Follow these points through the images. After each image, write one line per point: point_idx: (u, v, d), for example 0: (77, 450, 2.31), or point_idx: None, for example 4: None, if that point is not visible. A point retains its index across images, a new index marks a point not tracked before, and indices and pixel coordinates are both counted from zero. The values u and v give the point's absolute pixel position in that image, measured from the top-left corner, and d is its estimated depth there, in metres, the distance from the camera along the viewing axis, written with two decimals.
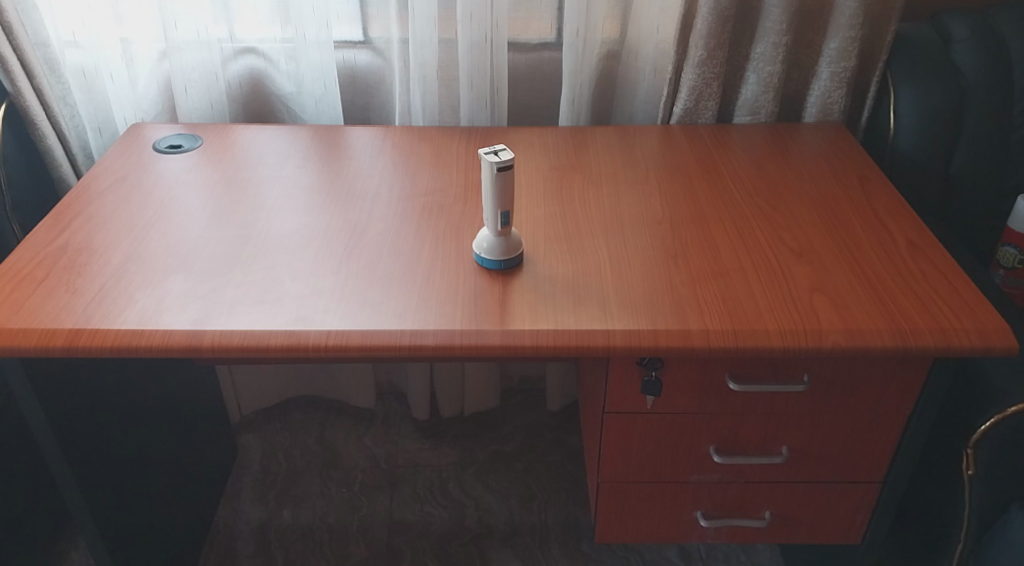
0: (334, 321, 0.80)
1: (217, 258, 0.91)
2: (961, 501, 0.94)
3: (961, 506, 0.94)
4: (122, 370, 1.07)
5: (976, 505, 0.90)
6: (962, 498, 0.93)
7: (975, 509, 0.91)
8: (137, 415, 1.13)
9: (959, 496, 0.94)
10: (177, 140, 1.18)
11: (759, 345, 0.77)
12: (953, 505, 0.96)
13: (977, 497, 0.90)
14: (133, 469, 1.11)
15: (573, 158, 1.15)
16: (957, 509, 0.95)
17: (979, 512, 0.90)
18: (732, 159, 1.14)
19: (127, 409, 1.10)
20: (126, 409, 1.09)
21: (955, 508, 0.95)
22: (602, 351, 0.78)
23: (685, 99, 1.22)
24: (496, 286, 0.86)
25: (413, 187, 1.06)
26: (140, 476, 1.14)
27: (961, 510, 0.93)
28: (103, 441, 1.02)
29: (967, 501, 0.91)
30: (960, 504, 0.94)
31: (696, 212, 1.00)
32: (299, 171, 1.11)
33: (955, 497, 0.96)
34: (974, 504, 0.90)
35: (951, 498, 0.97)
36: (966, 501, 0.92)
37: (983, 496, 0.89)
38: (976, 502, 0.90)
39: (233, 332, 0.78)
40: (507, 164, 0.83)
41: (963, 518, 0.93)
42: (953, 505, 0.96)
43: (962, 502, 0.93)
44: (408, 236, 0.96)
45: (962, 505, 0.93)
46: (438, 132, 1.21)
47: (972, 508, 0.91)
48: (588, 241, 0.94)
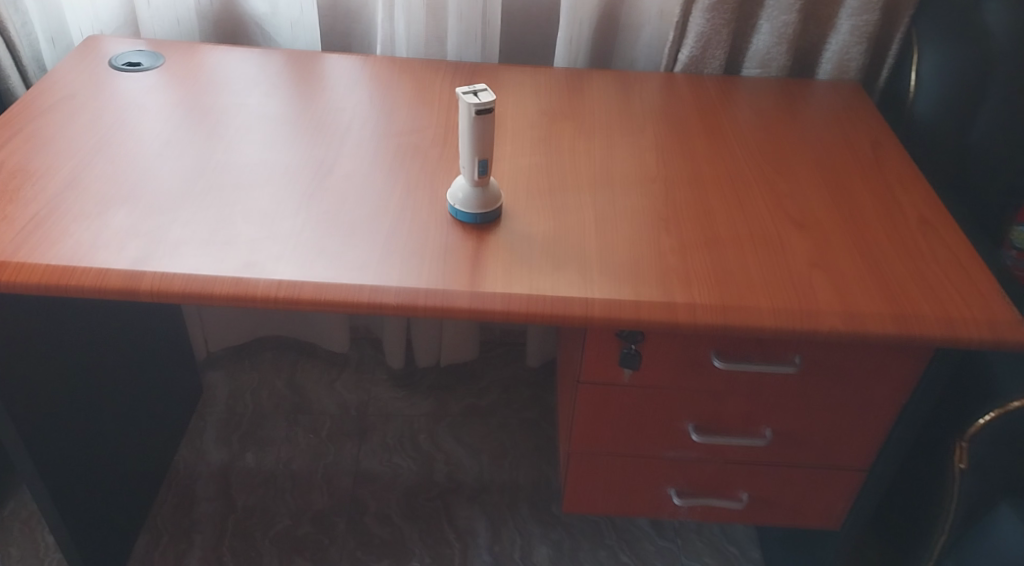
0: (287, 270, 0.73)
1: (166, 191, 0.83)
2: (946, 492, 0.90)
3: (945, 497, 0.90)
4: (71, 309, 1.01)
5: (963, 500, 0.86)
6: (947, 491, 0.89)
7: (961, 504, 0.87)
8: (91, 355, 1.07)
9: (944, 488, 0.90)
10: (136, 58, 1.08)
11: (750, 326, 0.71)
12: (937, 495, 0.92)
13: (963, 493, 0.86)
14: (85, 408, 1.07)
15: (565, 104, 1.06)
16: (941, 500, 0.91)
17: (965, 508, 0.87)
18: (736, 117, 1.05)
19: (77, 347, 1.04)
20: (76, 348, 1.03)
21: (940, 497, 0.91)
22: (579, 320, 0.71)
23: (691, 45, 1.12)
24: (470, 243, 0.79)
25: (389, 125, 0.97)
26: (91, 413, 1.09)
27: (946, 503, 0.89)
28: (50, 383, 0.97)
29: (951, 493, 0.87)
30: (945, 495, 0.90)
31: (692, 171, 0.92)
32: (266, 100, 1.02)
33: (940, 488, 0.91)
34: (960, 498, 0.86)
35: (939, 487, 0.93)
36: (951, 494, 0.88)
37: (970, 491, 0.85)
38: (963, 498, 0.86)
39: (175, 275, 0.71)
40: (486, 107, 0.74)
41: (946, 509, 0.89)
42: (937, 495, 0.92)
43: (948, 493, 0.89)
44: (379, 180, 0.87)
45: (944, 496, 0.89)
46: (422, 67, 1.11)
47: (957, 502, 0.87)
48: (573, 197, 0.87)
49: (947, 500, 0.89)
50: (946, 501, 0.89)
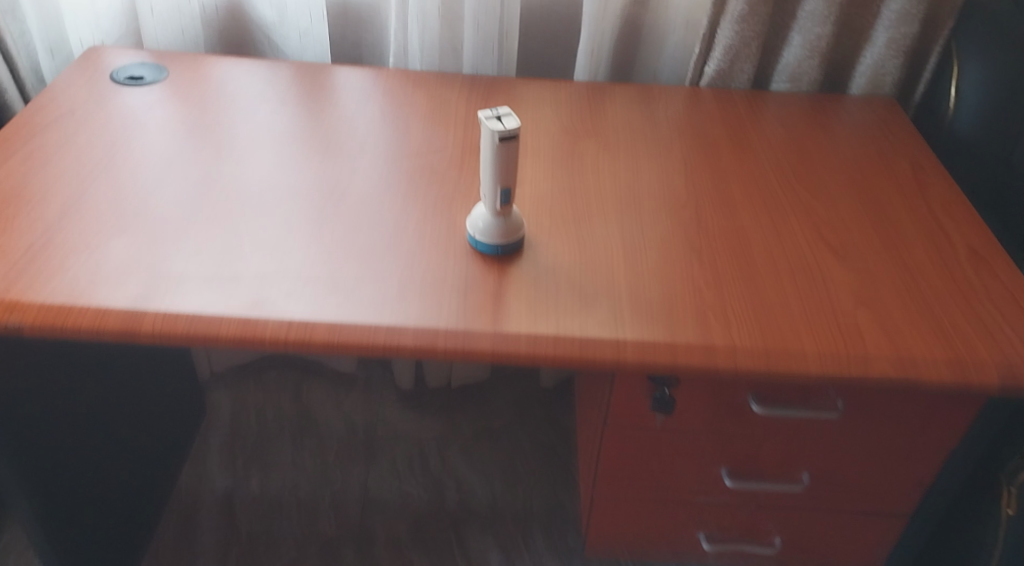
0: (297, 308, 0.69)
1: (169, 218, 0.78)
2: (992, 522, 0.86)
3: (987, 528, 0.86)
4: (64, 353, 0.96)
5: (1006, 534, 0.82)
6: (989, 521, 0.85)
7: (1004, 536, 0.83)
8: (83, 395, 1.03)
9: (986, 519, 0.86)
10: (138, 71, 1.03)
11: (795, 372, 0.66)
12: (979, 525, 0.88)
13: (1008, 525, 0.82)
14: (81, 435, 1.03)
15: (586, 121, 1.00)
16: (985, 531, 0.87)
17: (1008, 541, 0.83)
18: (765, 131, 1.00)
19: (71, 393, 0.99)
20: (70, 392, 0.99)
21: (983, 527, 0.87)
22: (610, 365, 0.67)
23: (719, 58, 1.06)
24: (491, 277, 0.75)
25: (403, 145, 0.92)
26: (89, 441, 1.05)
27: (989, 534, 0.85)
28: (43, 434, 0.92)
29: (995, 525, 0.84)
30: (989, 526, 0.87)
31: (722, 191, 0.87)
32: (275, 115, 0.96)
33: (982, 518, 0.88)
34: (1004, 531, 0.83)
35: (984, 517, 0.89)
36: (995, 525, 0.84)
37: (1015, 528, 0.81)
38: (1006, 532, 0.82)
39: (180, 314, 0.67)
40: (511, 134, 0.69)
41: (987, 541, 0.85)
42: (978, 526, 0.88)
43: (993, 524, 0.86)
44: (393, 205, 0.83)
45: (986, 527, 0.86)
46: (436, 81, 1.07)
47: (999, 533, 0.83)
48: (598, 224, 0.82)
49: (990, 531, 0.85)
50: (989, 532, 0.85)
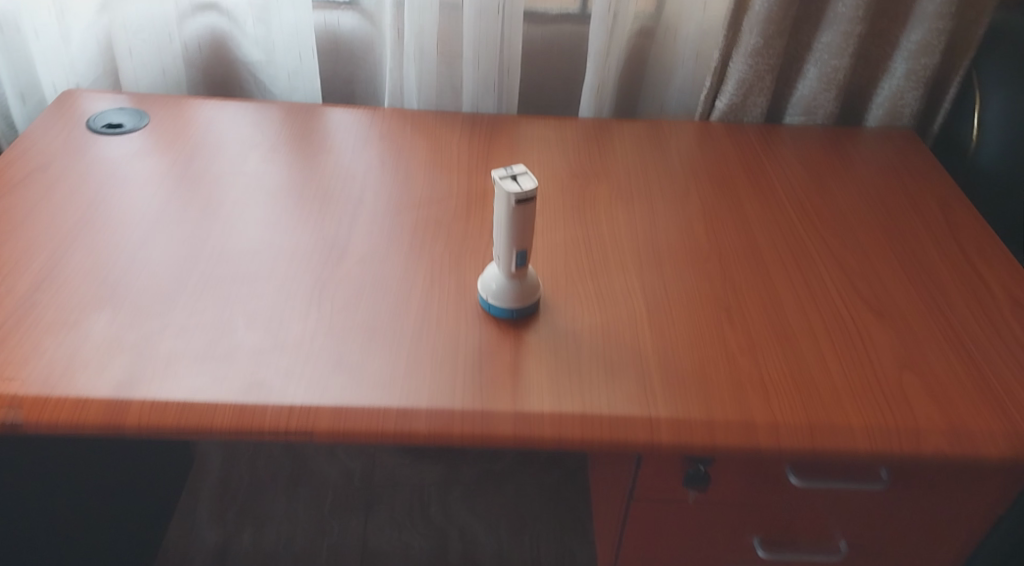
0: (298, 391, 0.63)
1: (155, 287, 0.72)
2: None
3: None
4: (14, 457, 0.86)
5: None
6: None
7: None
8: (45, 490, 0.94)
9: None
10: (117, 117, 0.97)
11: (843, 451, 0.61)
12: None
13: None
14: (54, 499, 0.96)
15: (595, 162, 0.95)
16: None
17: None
18: (784, 170, 0.95)
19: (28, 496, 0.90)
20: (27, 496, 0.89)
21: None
22: (643, 447, 0.61)
23: (731, 92, 1.02)
24: (506, 344, 0.69)
25: (404, 195, 0.87)
26: (62, 506, 0.98)
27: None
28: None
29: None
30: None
31: (747, 241, 0.82)
32: (266, 164, 0.91)
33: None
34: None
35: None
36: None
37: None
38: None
39: (169, 402, 0.62)
40: (528, 196, 0.63)
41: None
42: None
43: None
44: (397, 264, 0.77)
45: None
46: (436, 122, 1.01)
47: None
48: (617, 279, 0.76)
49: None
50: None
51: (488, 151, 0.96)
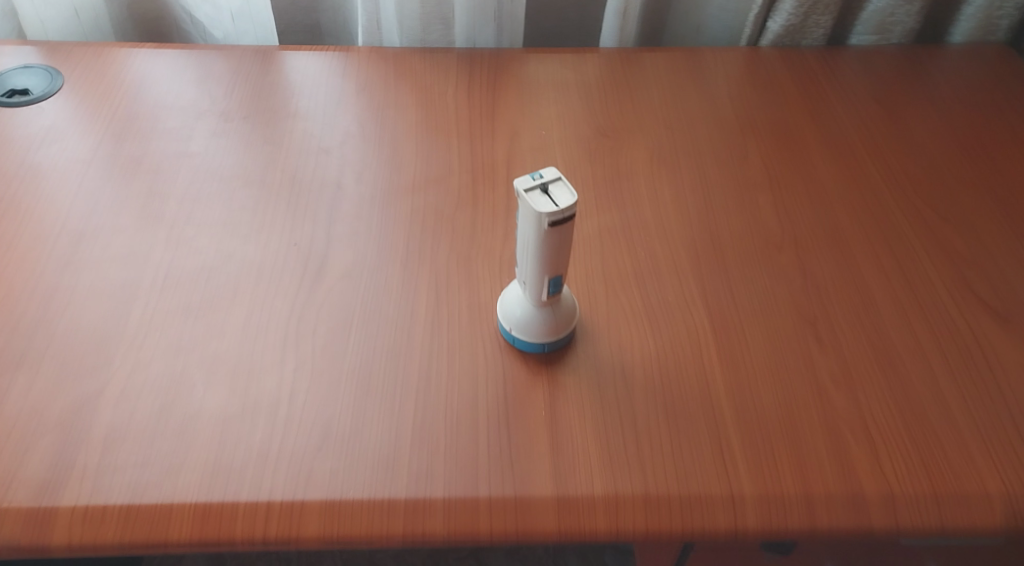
0: (276, 479, 0.49)
1: (84, 332, 0.55)
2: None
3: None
4: None
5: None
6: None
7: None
8: None
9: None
10: (21, 79, 0.76)
11: (978, 523, 0.49)
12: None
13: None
14: None
15: (626, 112, 0.77)
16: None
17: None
18: (860, 113, 0.78)
19: None
20: None
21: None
22: (723, 535, 0.48)
23: (790, 11, 0.83)
24: (539, 391, 0.54)
25: (391, 177, 0.69)
26: None
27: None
28: None
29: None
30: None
31: (828, 222, 0.67)
32: (215, 142, 0.71)
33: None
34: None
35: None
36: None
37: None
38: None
39: (107, 508, 0.47)
40: (566, 216, 0.47)
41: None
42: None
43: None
44: (392, 281, 0.61)
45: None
46: (424, 65, 0.81)
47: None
48: (671, 285, 0.61)
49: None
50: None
51: (493, 104, 0.77)
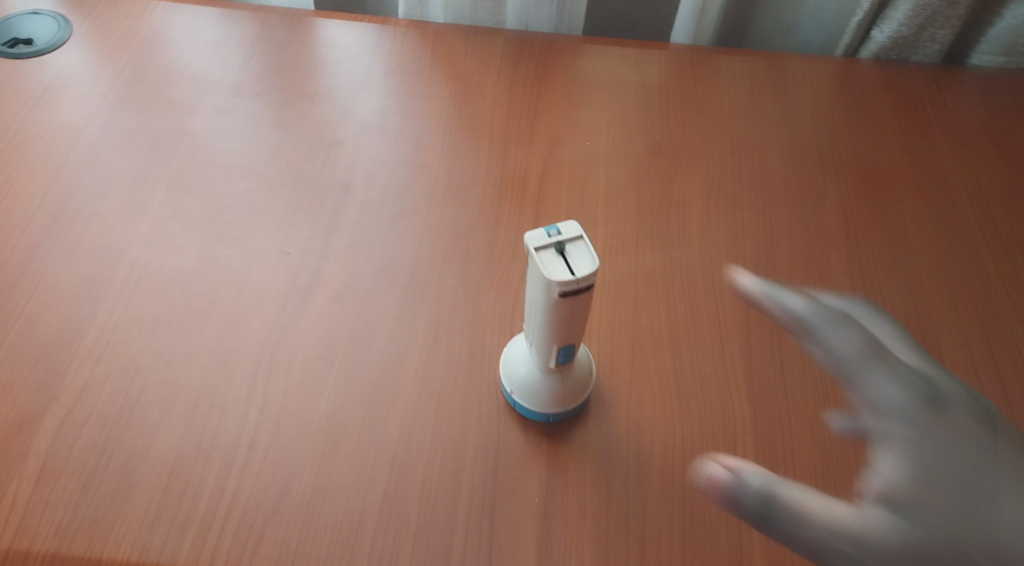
0: (220, 542, 0.43)
1: (38, 336, 0.50)
2: (899, 395, 0.36)
3: (904, 392, 0.36)
4: None
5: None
6: (858, 381, 0.37)
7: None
8: None
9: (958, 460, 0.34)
10: (28, 26, 0.70)
11: None
12: (985, 464, 0.35)
13: (915, 464, 0.34)
14: None
15: (688, 126, 0.66)
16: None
17: (823, 552, 0.33)
18: (969, 153, 0.66)
19: None
20: None
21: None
22: None
23: (902, 21, 0.70)
24: (535, 470, 0.46)
25: (407, 180, 0.61)
26: None
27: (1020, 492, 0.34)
28: None
29: (844, 350, 0.38)
30: (943, 506, 0.33)
31: (909, 291, 0.56)
32: (220, 121, 0.65)
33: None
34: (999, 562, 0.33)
35: (923, 431, 0.35)
36: (857, 352, 0.37)
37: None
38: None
39: (30, 550, 0.42)
40: (583, 285, 0.38)
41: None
42: (949, 426, 0.36)
43: (914, 405, 0.36)
44: (389, 309, 0.53)
45: (879, 389, 0.36)
46: (466, 47, 0.72)
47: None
48: (711, 353, 0.52)
49: (960, 413, 0.37)
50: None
51: (535, 104, 0.67)
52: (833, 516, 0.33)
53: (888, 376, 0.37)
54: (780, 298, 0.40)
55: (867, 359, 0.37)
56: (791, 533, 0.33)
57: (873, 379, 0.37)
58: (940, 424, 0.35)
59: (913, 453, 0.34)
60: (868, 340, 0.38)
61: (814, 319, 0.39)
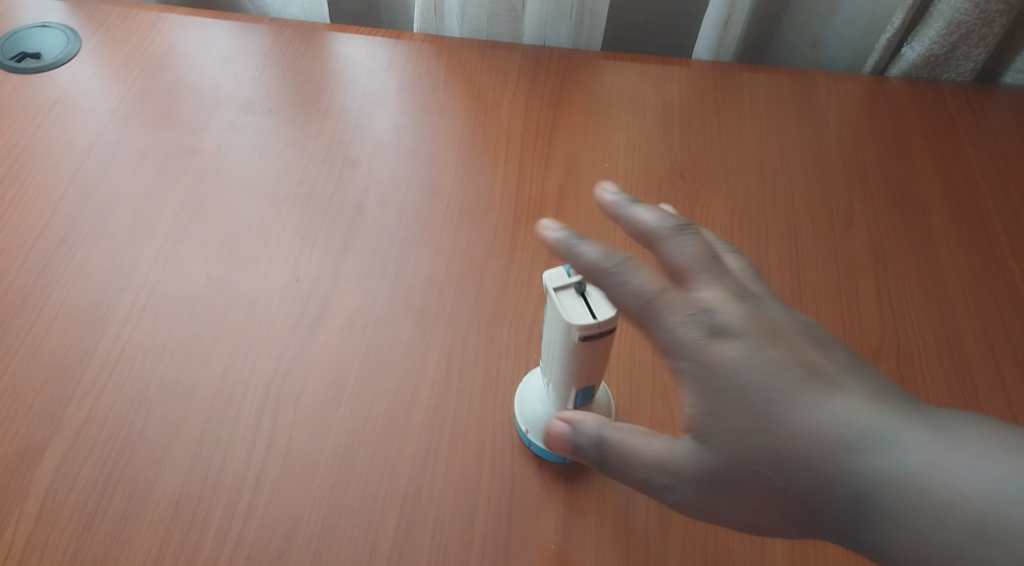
0: None
1: (41, 365, 0.49)
2: (733, 311, 0.32)
3: (725, 315, 0.32)
4: None
5: (795, 506, 0.32)
6: (654, 308, 0.32)
7: (750, 514, 0.33)
8: None
9: (780, 382, 0.31)
10: (37, 39, 0.69)
11: None
12: (799, 388, 0.31)
13: (704, 399, 0.32)
14: None
15: (710, 148, 0.64)
16: (904, 445, 0.30)
17: (649, 482, 0.35)
18: (1004, 176, 0.63)
19: None
20: None
21: (947, 494, 0.28)
22: None
23: (935, 39, 0.67)
24: (551, 513, 0.45)
25: (420, 202, 0.60)
26: None
27: (849, 407, 0.31)
28: None
29: (681, 264, 0.34)
30: (738, 432, 0.32)
31: (942, 324, 0.54)
32: (229, 138, 0.63)
33: (875, 430, 0.30)
34: (815, 485, 0.31)
35: (710, 374, 0.32)
36: (658, 284, 0.33)
37: (701, 505, 0.34)
38: (676, 496, 0.34)
39: None
40: (604, 329, 0.36)
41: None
42: (718, 358, 0.32)
43: (746, 322, 0.32)
44: (400, 339, 0.52)
45: (683, 318, 0.32)
46: (482, 63, 0.70)
47: (850, 531, 0.31)
48: None
49: (790, 329, 0.33)
50: (958, 487, 0.28)
51: (553, 122, 0.65)
52: (654, 450, 0.35)
53: (712, 299, 0.33)
54: (634, 214, 0.35)
55: (688, 276, 0.33)
56: (623, 469, 0.36)
57: (706, 300, 0.33)
58: (744, 345, 0.32)
59: (710, 385, 0.32)
60: (703, 256, 0.34)
61: (660, 230, 0.34)
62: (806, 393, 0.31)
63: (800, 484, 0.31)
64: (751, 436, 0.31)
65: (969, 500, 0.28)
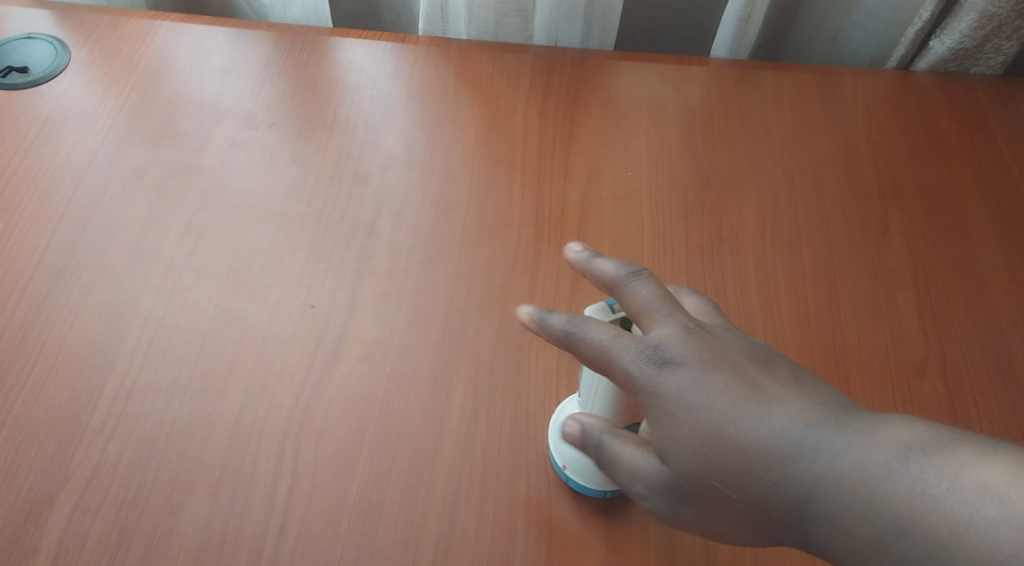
0: None
1: (45, 408, 0.46)
2: (677, 338, 0.35)
3: (673, 348, 0.35)
4: None
5: (748, 513, 0.34)
6: (609, 354, 0.36)
7: (714, 523, 0.35)
8: None
9: (722, 400, 0.34)
10: (24, 51, 0.65)
11: None
12: (741, 402, 0.34)
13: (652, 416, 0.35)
14: None
15: (734, 153, 0.62)
16: (834, 450, 0.32)
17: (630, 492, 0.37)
18: None
19: None
20: None
21: (872, 494, 0.31)
22: None
23: (965, 32, 0.64)
24: (590, 553, 0.43)
25: (436, 219, 0.57)
26: None
27: (787, 419, 0.34)
28: None
29: (637, 306, 0.37)
30: (691, 448, 0.34)
31: (984, 335, 0.52)
32: (232, 155, 0.60)
33: (812, 439, 0.33)
34: (764, 494, 0.33)
35: (662, 400, 0.35)
36: (614, 333, 0.36)
37: (671, 514, 0.36)
38: (650, 505, 0.37)
39: None
40: None
41: (946, 524, 0.28)
42: (667, 384, 0.35)
43: (689, 346, 0.35)
44: (423, 369, 0.49)
45: (633, 354, 0.35)
46: (493, 66, 0.67)
47: (801, 536, 0.33)
48: None
49: (735, 352, 0.36)
50: (879, 486, 0.30)
51: (570, 129, 0.62)
52: (630, 459, 0.37)
53: (660, 334, 0.36)
54: (596, 266, 0.39)
55: (645, 317, 0.37)
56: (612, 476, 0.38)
57: (657, 336, 0.36)
58: (688, 372, 0.35)
59: (659, 406, 0.35)
60: (656, 297, 0.37)
61: (617, 277, 0.38)
62: (745, 410, 0.34)
63: (751, 494, 0.34)
64: (701, 453, 0.34)
65: (886, 497, 0.30)
